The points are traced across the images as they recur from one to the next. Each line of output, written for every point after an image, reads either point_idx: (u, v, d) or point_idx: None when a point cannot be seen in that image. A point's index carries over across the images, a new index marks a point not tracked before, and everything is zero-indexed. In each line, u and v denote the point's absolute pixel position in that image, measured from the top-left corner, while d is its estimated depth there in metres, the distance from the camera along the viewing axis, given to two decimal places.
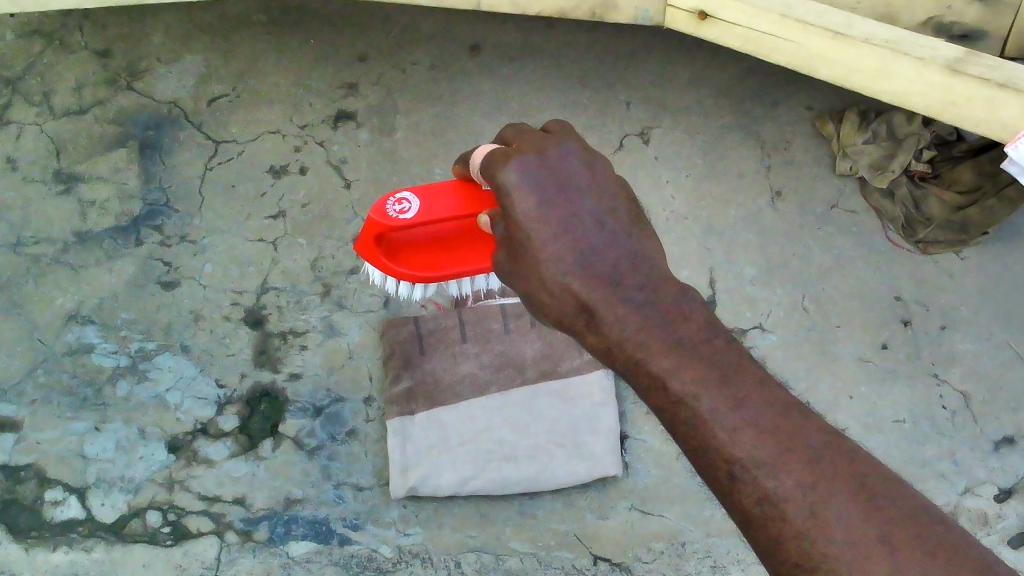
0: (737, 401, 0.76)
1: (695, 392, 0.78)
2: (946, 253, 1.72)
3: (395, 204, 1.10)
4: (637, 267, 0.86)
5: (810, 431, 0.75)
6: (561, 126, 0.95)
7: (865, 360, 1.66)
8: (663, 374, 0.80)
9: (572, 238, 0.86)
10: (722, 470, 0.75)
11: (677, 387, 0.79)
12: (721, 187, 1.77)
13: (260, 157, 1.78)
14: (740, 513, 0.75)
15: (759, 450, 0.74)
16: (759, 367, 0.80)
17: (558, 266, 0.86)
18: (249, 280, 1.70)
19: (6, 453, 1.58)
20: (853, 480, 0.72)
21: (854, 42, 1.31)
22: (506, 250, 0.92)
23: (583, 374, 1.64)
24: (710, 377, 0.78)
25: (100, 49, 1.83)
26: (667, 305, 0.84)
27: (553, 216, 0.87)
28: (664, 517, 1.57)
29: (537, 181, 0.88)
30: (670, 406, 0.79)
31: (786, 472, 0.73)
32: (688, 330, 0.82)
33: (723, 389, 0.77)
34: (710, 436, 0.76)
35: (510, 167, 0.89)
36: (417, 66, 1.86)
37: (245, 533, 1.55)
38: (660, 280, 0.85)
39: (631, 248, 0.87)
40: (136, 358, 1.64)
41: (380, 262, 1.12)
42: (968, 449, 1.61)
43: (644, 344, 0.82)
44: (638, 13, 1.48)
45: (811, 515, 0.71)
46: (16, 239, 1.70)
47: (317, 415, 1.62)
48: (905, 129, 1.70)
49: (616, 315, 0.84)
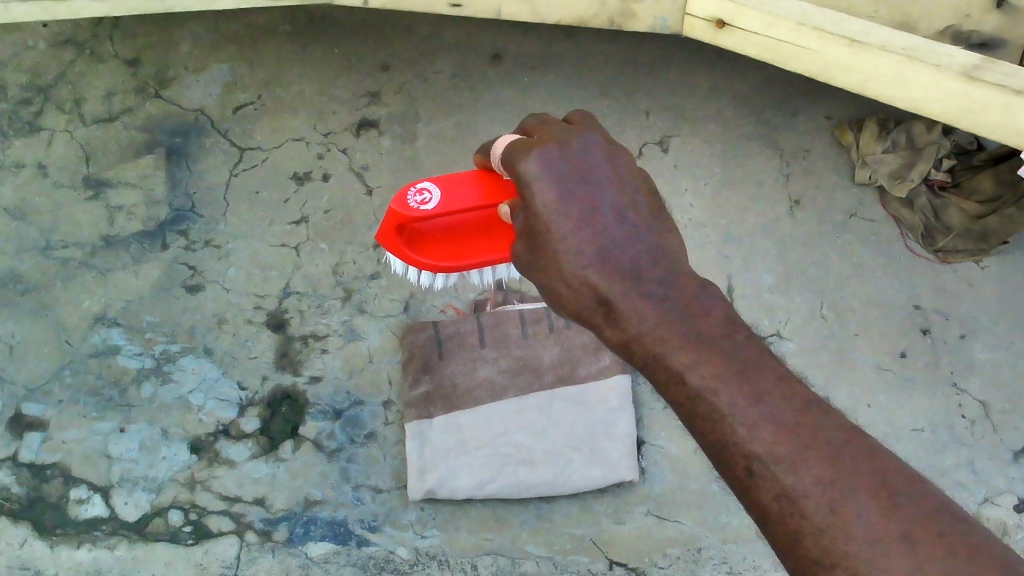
0: (756, 397, 0.78)
1: (713, 387, 0.79)
2: (966, 263, 1.72)
3: (415, 195, 1.12)
4: (657, 261, 0.87)
5: (828, 426, 0.77)
6: (583, 118, 0.96)
7: (884, 369, 1.66)
8: (681, 369, 0.81)
9: (592, 229, 0.87)
10: (741, 466, 0.77)
11: (695, 383, 0.80)
12: (740, 195, 1.77)
13: (284, 164, 1.81)
14: (758, 509, 0.77)
15: (779, 446, 0.76)
16: (777, 363, 0.81)
17: (577, 258, 0.86)
18: (271, 284, 1.72)
19: (33, 452, 1.61)
20: (873, 478, 0.74)
21: (871, 50, 1.32)
22: (524, 241, 0.92)
23: (600, 379, 1.65)
24: (729, 372, 0.79)
25: (130, 58, 1.87)
26: (687, 300, 0.84)
27: (575, 208, 0.88)
28: (681, 523, 1.58)
29: (559, 172, 0.89)
30: (688, 402, 0.81)
31: (805, 469, 0.75)
32: (706, 325, 0.83)
33: (743, 385, 0.79)
34: (729, 431, 0.78)
35: (532, 157, 0.90)
36: (438, 75, 1.88)
37: (265, 533, 1.57)
38: (680, 276, 0.86)
39: (651, 241, 0.88)
40: (161, 360, 1.67)
41: (401, 253, 1.14)
42: (987, 459, 1.60)
43: (663, 339, 0.83)
44: (656, 22, 1.49)
45: (831, 512, 0.73)
46: (45, 242, 1.74)
47: (337, 418, 1.64)
48: (925, 138, 1.71)
49: (635, 308, 0.84)
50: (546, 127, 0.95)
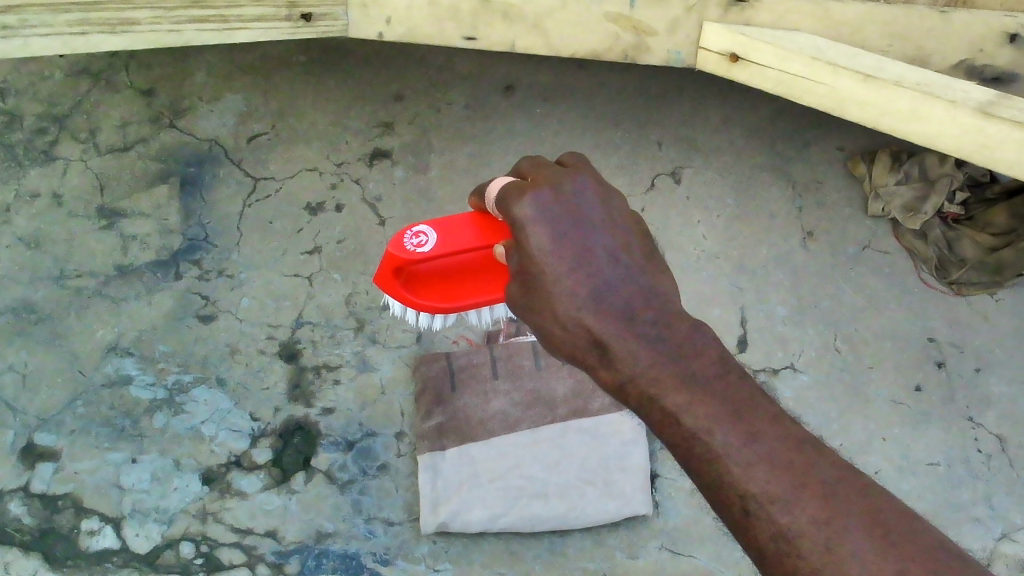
0: (750, 436, 0.78)
1: (707, 428, 0.79)
2: (980, 295, 1.72)
3: (412, 238, 1.11)
4: (650, 302, 0.87)
5: (822, 465, 0.77)
6: (577, 161, 0.97)
7: (899, 402, 1.65)
8: (675, 410, 0.81)
9: (586, 272, 0.88)
10: (737, 505, 0.77)
11: (690, 423, 0.80)
12: (753, 226, 1.77)
13: (297, 194, 1.81)
14: (755, 549, 0.75)
15: (774, 485, 0.75)
16: (771, 403, 0.81)
17: (571, 300, 0.87)
18: (284, 314, 1.72)
19: (45, 482, 1.60)
20: (869, 516, 0.73)
21: (886, 85, 1.32)
22: (520, 285, 0.92)
23: (613, 413, 1.65)
24: (722, 413, 0.79)
25: (145, 89, 1.88)
26: (680, 340, 0.85)
27: (567, 249, 0.88)
28: (695, 558, 1.56)
29: (552, 215, 0.90)
30: (683, 442, 0.81)
31: (800, 507, 0.74)
32: (700, 365, 0.84)
33: (736, 425, 0.79)
34: (724, 471, 0.77)
35: (526, 200, 0.91)
36: (451, 105, 1.89)
37: (276, 566, 1.56)
38: (672, 315, 0.87)
39: (644, 283, 0.89)
40: (173, 391, 1.67)
41: (399, 294, 1.15)
42: (1004, 494, 1.59)
43: (656, 379, 0.83)
44: (670, 56, 1.50)
45: (827, 551, 0.72)
46: (59, 271, 1.74)
47: (349, 449, 1.63)
48: (937, 170, 1.72)
49: (629, 348, 0.85)
50: (537, 170, 0.95)
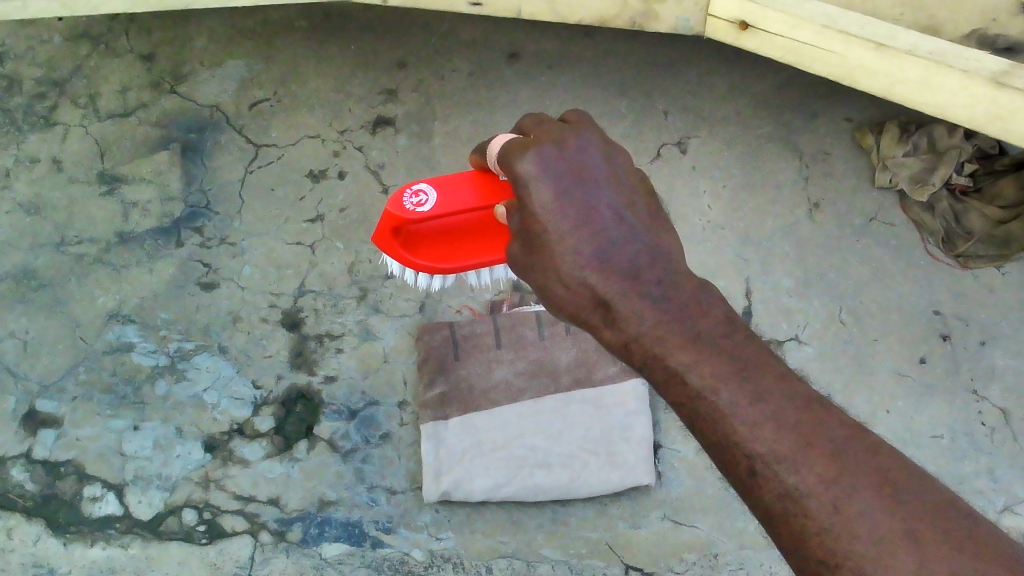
0: (756, 395, 0.76)
1: (713, 386, 0.77)
2: (987, 269, 1.70)
3: (411, 197, 1.10)
4: (656, 261, 0.86)
5: (830, 425, 0.75)
6: (580, 116, 0.96)
7: (903, 374, 1.64)
8: (681, 368, 0.80)
9: (590, 231, 0.87)
10: (743, 466, 0.75)
11: (695, 382, 0.78)
12: (759, 197, 1.76)
13: (299, 162, 1.80)
14: (761, 510, 0.74)
15: (780, 444, 0.74)
16: (779, 363, 0.79)
17: (575, 259, 0.86)
18: (287, 282, 1.71)
19: (48, 449, 1.60)
20: (878, 475, 0.71)
21: (898, 54, 1.30)
22: (522, 243, 0.92)
23: (617, 383, 1.64)
24: (728, 372, 0.78)
25: (145, 54, 1.87)
26: (685, 300, 0.83)
27: (571, 209, 0.87)
28: (697, 528, 1.56)
29: (555, 172, 0.88)
30: (688, 402, 0.79)
31: (807, 467, 0.72)
32: (706, 323, 0.82)
33: (742, 384, 0.77)
34: (729, 431, 0.76)
35: (529, 156, 0.89)
36: (455, 73, 1.87)
37: (279, 534, 1.56)
38: (677, 276, 0.85)
39: (650, 242, 0.88)
40: (175, 358, 1.66)
41: (398, 254, 1.13)
42: (1007, 467, 1.58)
43: (662, 338, 0.82)
44: (679, 23, 1.47)
45: (834, 511, 0.70)
46: (60, 238, 1.74)
47: (352, 418, 1.63)
48: (946, 142, 1.70)
49: (634, 308, 0.83)
50: (539, 127, 0.94)
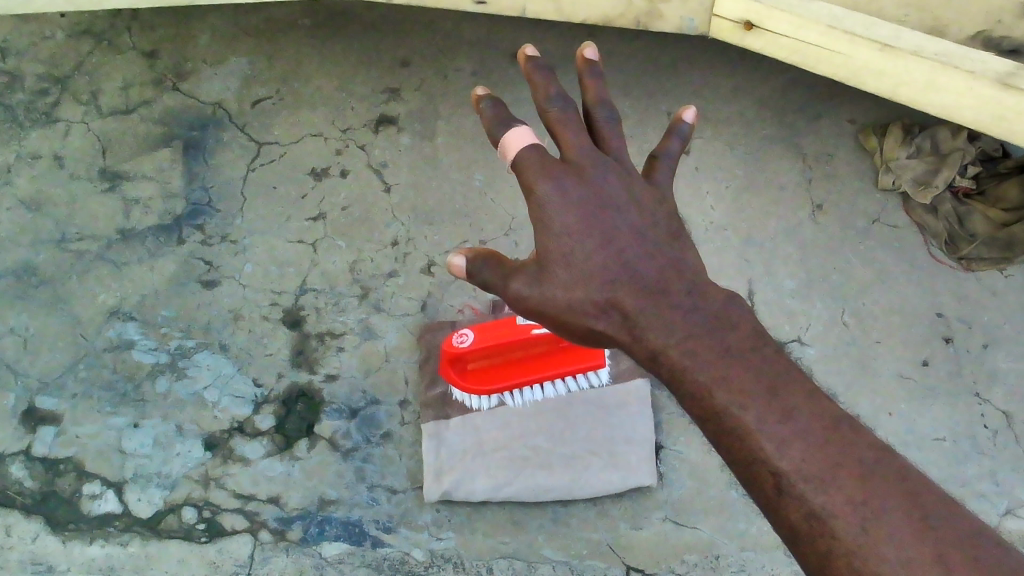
0: (785, 412, 0.71)
1: (741, 402, 0.72)
2: (989, 272, 1.69)
3: None
4: (679, 276, 0.83)
5: (861, 446, 0.70)
6: (609, 138, 0.91)
7: (906, 377, 1.63)
8: (707, 384, 0.75)
9: (612, 250, 0.83)
10: (768, 483, 0.70)
11: (722, 398, 0.74)
12: (761, 199, 1.75)
13: (302, 159, 1.79)
14: (787, 531, 0.69)
15: (809, 463, 0.69)
16: (808, 378, 0.75)
17: (597, 277, 0.83)
18: (288, 280, 1.71)
19: (47, 446, 1.60)
20: (910, 499, 0.67)
21: (903, 54, 1.30)
22: (534, 261, 0.87)
23: (620, 383, 1.62)
24: (756, 388, 0.73)
25: (148, 51, 1.86)
26: (711, 316, 0.80)
27: (593, 228, 0.84)
28: (699, 530, 1.55)
29: (576, 193, 0.85)
30: (713, 417, 0.74)
31: (836, 487, 0.68)
32: (735, 337, 0.78)
33: (770, 401, 0.72)
34: (755, 446, 0.71)
35: (548, 177, 0.86)
36: (459, 72, 1.86)
37: (279, 532, 1.56)
38: (703, 293, 0.82)
39: (673, 256, 0.85)
40: (176, 356, 1.66)
41: None
42: (1010, 470, 1.57)
43: (690, 352, 0.78)
44: (683, 23, 1.46)
45: (863, 532, 0.65)
46: (61, 234, 1.74)
47: (353, 417, 1.62)
48: (950, 144, 1.70)
49: (658, 326, 0.80)
50: (565, 132, 0.90)
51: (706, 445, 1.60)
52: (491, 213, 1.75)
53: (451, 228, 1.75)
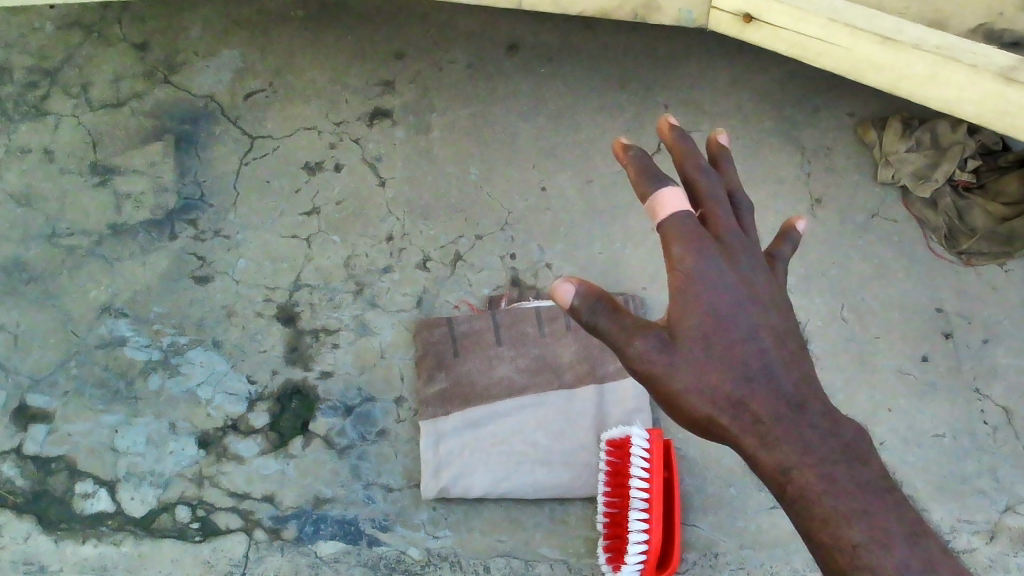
0: (928, 563, 0.62)
1: (883, 541, 0.63)
2: (989, 267, 1.68)
3: None
4: (813, 391, 0.71)
5: None
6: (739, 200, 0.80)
7: (905, 373, 1.62)
8: (843, 516, 0.64)
9: (748, 345, 0.72)
10: None
11: (858, 534, 0.63)
12: (760, 192, 1.73)
13: (295, 153, 1.77)
14: None
15: None
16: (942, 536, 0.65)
17: (726, 375, 0.71)
18: (282, 276, 1.69)
19: (39, 445, 1.58)
20: None
21: (904, 48, 1.27)
22: (648, 327, 0.72)
23: (618, 380, 1.59)
24: (896, 530, 0.64)
25: (139, 42, 1.84)
26: (850, 446, 0.69)
27: (725, 309, 0.72)
28: (697, 528, 1.55)
29: (709, 258, 0.73)
30: (841, 553, 0.64)
31: None
32: (870, 471, 0.67)
33: (913, 549, 0.63)
34: None
35: (685, 227, 0.73)
36: (454, 64, 1.84)
37: (274, 531, 1.54)
38: (841, 419, 0.71)
39: (805, 365, 0.73)
40: (168, 353, 1.64)
41: None
42: (1010, 467, 1.56)
43: (828, 479, 0.66)
44: (681, 16, 1.44)
45: None
46: (52, 230, 1.72)
47: (348, 414, 1.61)
48: (950, 138, 1.66)
49: (792, 443, 0.68)
50: (714, 204, 0.77)
51: (704, 442, 1.59)
52: (487, 207, 1.73)
53: (447, 223, 1.72)
